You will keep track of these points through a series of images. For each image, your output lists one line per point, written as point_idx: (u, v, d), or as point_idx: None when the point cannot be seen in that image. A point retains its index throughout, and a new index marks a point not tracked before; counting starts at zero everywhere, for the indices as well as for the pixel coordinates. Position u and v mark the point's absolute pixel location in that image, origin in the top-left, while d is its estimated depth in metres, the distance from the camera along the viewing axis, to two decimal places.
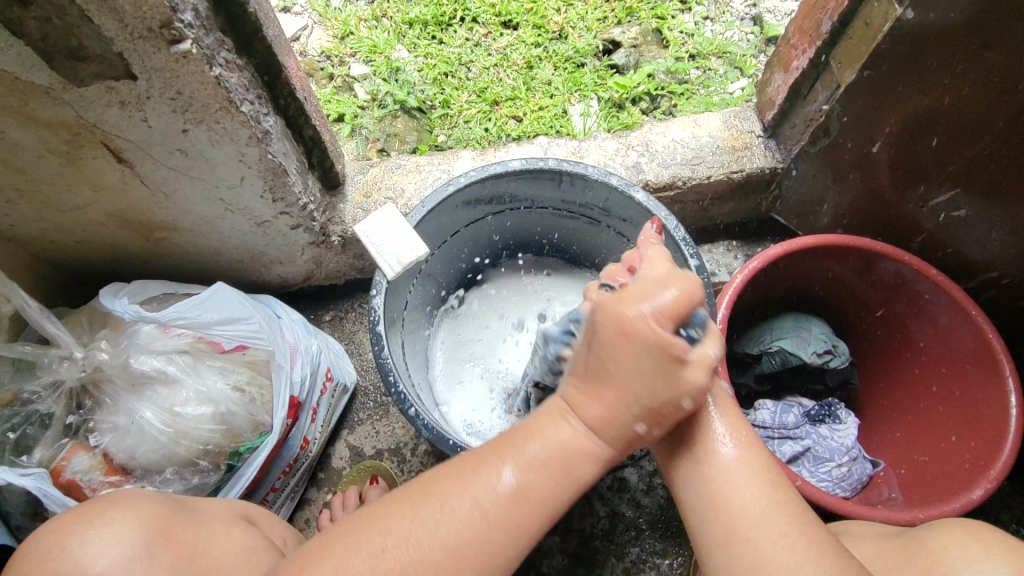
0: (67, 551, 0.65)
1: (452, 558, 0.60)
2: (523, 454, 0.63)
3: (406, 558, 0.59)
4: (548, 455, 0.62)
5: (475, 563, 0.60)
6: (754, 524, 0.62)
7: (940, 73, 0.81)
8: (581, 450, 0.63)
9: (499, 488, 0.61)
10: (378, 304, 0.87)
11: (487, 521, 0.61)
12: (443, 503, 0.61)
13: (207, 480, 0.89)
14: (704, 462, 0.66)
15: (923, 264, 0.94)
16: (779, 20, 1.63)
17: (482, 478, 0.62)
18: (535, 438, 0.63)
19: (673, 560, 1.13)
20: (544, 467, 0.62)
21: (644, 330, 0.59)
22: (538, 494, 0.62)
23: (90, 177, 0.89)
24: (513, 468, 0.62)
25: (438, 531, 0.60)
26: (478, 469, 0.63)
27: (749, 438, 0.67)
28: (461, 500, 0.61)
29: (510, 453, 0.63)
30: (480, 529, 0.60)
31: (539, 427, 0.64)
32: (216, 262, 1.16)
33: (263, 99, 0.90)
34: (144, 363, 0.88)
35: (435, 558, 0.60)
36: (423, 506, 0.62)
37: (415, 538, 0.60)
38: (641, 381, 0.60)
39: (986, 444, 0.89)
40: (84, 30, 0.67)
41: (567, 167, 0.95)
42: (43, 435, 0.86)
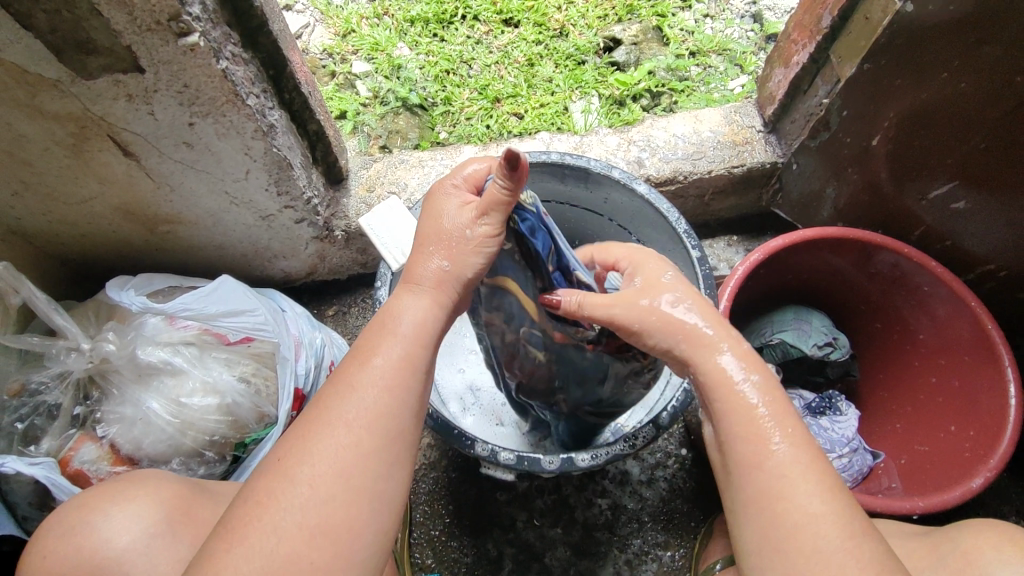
0: (92, 527, 0.68)
1: (350, 443, 0.59)
2: (385, 343, 0.64)
3: (310, 464, 0.58)
4: (406, 331, 0.65)
5: (379, 444, 0.60)
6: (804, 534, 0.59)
7: (939, 66, 0.82)
8: (432, 316, 0.67)
9: (377, 366, 0.62)
10: (383, 295, 0.89)
11: (369, 399, 0.61)
12: (326, 407, 0.61)
13: (213, 471, 0.90)
14: (750, 468, 0.62)
15: (921, 255, 0.95)
16: (779, 18, 1.64)
17: (352, 379, 0.62)
18: (392, 327, 0.65)
19: (675, 552, 1.14)
20: (407, 343, 0.64)
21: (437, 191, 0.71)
22: (407, 366, 0.63)
23: (97, 170, 0.90)
24: (378, 353, 0.63)
25: (338, 427, 0.60)
26: (346, 371, 0.63)
27: (805, 439, 0.63)
28: (344, 393, 0.61)
29: (372, 351, 0.63)
30: (371, 406, 0.60)
31: (394, 309, 0.66)
32: (221, 256, 1.17)
33: (269, 94, 0.91)
34: (150, 354, 0.89)
35: (340, 451, 0.59)
36: (313, 416, 0.61)
37: (316, 445, 0.59)
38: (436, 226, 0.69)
39: (984, 434, 0.90)
40: (93, 23, 0.68)
41: (570, 160, 0.96)
42: (50, 426, 0.86)
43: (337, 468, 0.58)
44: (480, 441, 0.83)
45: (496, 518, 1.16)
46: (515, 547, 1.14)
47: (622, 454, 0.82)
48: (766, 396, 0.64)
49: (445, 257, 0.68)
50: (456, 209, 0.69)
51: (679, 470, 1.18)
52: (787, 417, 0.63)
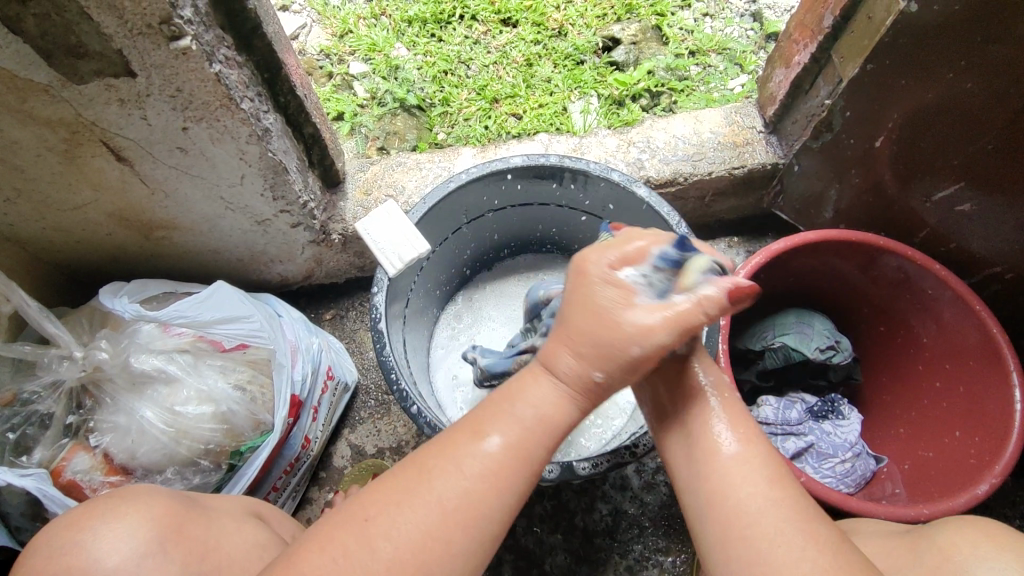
0: (81, 546, 0.66)
1: (441, 528, 0.57)
2: (498, 421, 0.61)
3: (391, 539, 0.57)
4: (527, 416, 0.61)
5: (465, 530, 0.58)
6: (752, 516, 0.59)
7: (944, 66, 0.81)
8: (558, 413, 0.61)
9: (484, 450, 0.59)
10: (380, 301, 0.87)
11: (472, 481, 0.58)
12: (424, 476, 0.59)
13: (208, 480, 0.89)
14: (700, 454, 0.63)
15: (925, 258, 0.94)
16: (779, 16, 1.63)
17: (458, 457, 0.59)
18: (518, 404, 0.61)
19: (676, 558, 1.13)
20: (524, 429, 0.60)
21: (596, 269, 0.61)
22: (519, 450, 0.60)
23: (89, 176, 0.89)
24: (493, 430, 0.60)
25: (431, 503, 0.58)
26: (455, 440, 0.60)
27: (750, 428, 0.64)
28: (445, 469, 0.59)
29: (486, 429, 0.60)
30: (465, 492, 0.58)
31: (515, 390, 0.63)
32: (217, 260, 1.15)
33: (263, 97, 0.90)
34: (143, 362, 0.87)
35: (424, 530, 0.57)
36: (405, 482, 0.59)
37: (402, 519, 0.57)
38: (592, 323, 0.60)
39: (990, 440, 0.89)
40: (83, 26, 0.67)
41: (569, 163, 0.94)
42: (42, 435, 0.85)
43: (410, 548, 0.57)
44: None
45: None
46: (514, 553, 1.13)
47: (622, 461, 0.80)
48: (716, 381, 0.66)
49: (601, 370, 0.60)
50: (616, 301, 0.59)
51: None
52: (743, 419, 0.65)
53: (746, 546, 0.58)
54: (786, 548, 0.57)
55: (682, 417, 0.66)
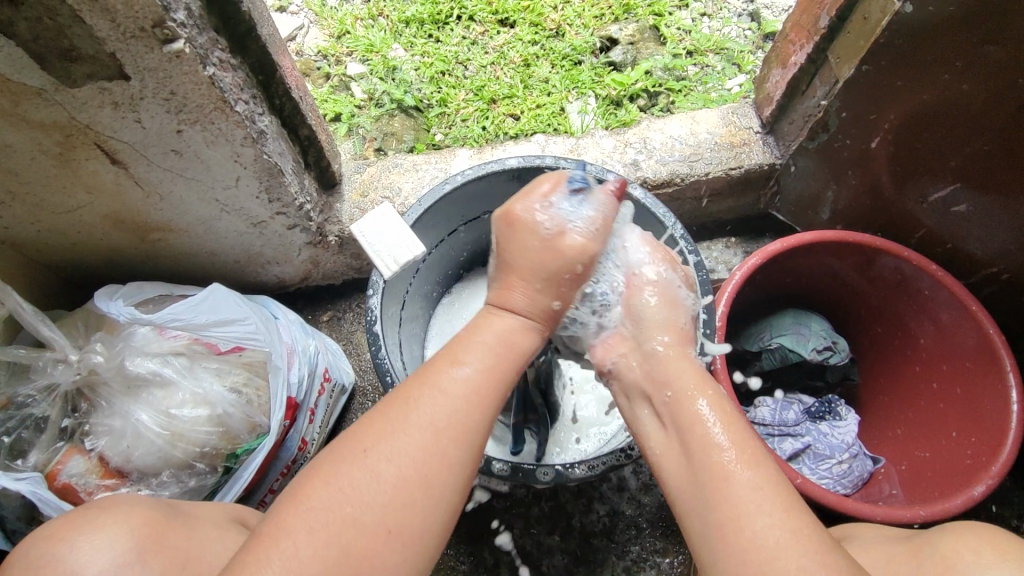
0: (57, 558, 0.66)
1: (434, 450, 0.59)
2: (470, 348, 0.64)
3: (392, 462, 0.58)
4: (493, 340, 0.65)
5: (458, 449, 0.59)
6: (761, 544, 0.56)
7: (939, 66, 0.80)
8: (524, 337, 0.66)
9: (465, 373, 0.62)
10: (374, 303, 0.88)
11: (459, 402, 0.61)
12: (411, 402, 0.60)
13: (204, 483, 0.89)
14: (707, 486, 0.60)
15: (923, 259, 0.93)
16: (777, 16, 1.63)
17: (439, 377, 0.62)
18: (481, 329, 0.65)
19: (673, 559, 1.12)
20: (494, 352, 0.64)
21: (523, 214, 0.68)
22: (495, 371, 0.63)
23: (84, 179, 0.89)
24: (465, 357, 0.63)
25: (420, 429, 0.59)
26: (431, 369, 0.63)
27: (756, 450, 0.62)
28: (431, 393, 0.61)
29: (461, 353, 0.63)
30: (454, 412, 0.60)
31: (481, 323, 0.66)
32: (214, 262, 1.15)
33: (258, 99, 0.90)
34: (139, 365, 0.88)
35: (422, 453, 0.58)
36: (394, 409, 0.60)
37: (399, 443, 0.58)
38: (533, 257, 0.67)
39: (986, 442, 0.89)
40: (76, 30, 0.67)
41: (564, 164, 0.94)
42: (37, 438, 0.85)
43: (411, 472, 0.58)
44: None
45: (493, 526, 1.15)
46: (512, 555, 1.13)
47: (618, 463, 0.80)
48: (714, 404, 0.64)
49: (558, 297, 0.68)
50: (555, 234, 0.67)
51: None
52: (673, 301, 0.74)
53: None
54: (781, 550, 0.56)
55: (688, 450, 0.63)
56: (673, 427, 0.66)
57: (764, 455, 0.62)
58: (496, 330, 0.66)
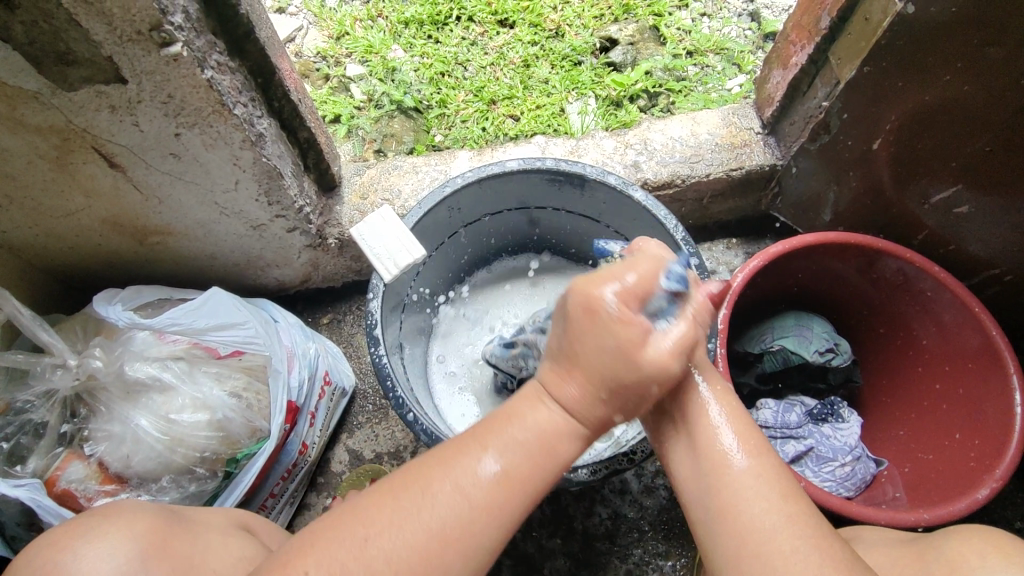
0: (60, 567, 0.65)
1: (437, 546, 0.58)
2: (500, 440, 0.61)
3: (389, 562, 0.57)
4: (527, 437, 0.61)
5: (461, 555, 0.58)
6: (761, 531, 0.58)
7: (941, 67, 0.80)
8: (563, 444, 0.62)
9: (483, 472, 0.60)
10: (375, 307, 0.87)
11: (473, 505, 0.59)
12: (426, 491, 0.59)
13: (204, 488, 0.88)
14: (709, 474, 0.62)
15: (925, 261, 0.93)
16: (777, 16, 1.62)
17: (461, 468, 0.60)
18: (515, 423, 0.62)
19: (676, 562, 1.12)
20: (528, 451, 0.61)
21: (608, 310, 0.59)
22: (520, 475, 0.60)
23: (82, 183, 0.88)
24: (497, 453, 0.60)
25: (423, 523, 0.58)
26: (458, 461, 0.60)
27: (757, 440, 0.63)
28: (444, 482, 0.60)
29: (493, 443, 0.61)
30: (463, 516, 0.59)
31: (519, 413, 0.63)
32: (214, 266, 1.15)
33: (257, 102, 0.89)
34: (138, 370, 0.87)
35: (423, 548, 0.58)
36: (405, 500, 0.59)
37: (399, 533, 0.58)
38: (610, 363, 0.59)
39: (990, 444, 0.88)
40: (73, 33, 0.66)
41: (565, 166, 0.94)
42: (37, 444, 0.85)
43: (406, 561, 0.57)
44: None
45: None
46: (514, 558, 1.13)
47: (621, 467, 0.80)
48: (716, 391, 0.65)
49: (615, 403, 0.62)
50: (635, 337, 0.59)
51: None
52: None
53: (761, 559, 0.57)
54: (785, 554, 0.56)
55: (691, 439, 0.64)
56: (686, 438, 0.65)
57: (766, 447, 0.63)
58: (530, 428, 0.62)
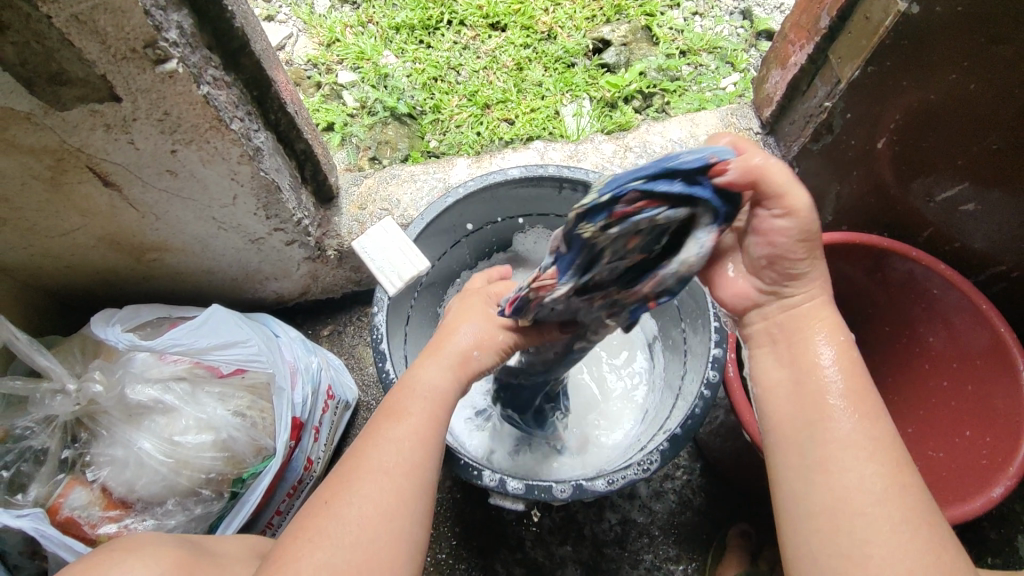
0: None
1: (395, 485, 0.62)
2: (406, 402, 0.67)
3: (357, 508, 0.60)
4: (429, 391, 0.68)
5: (416, 488, 0.63)
6: (865, 539, 0.56)
7: (947, 66, 0.80)
8: (451, 382, 0.69)
9: (406, 415, 0.66)
10: (380, 320, 0.86)
11: (401, 449, 0.64)
12: (362, 453, 0.64)
13: (210, 509, 0.86)
14: (817, 461, 0.60)
15: (930, 258, 0.95)
16: (769, 14, 1.62)
17: (382, 432, 0.65)
18: (414, 386, 0.68)
19: (687, 566, 1.11)
20: (431, 401, 0.67)
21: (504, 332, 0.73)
22: (431, 417, 0.67)
23: (77, 202, 0.86)
24: (405, 412, 0.66)
25: (371, 478, 0.62)
26: (377, 426, 0.66)
27: (883, 438, 0.60)
28: (377, 440, 0.64)
29: (398, 410, 0.66)
30: (403, 459, 0.63)
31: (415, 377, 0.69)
32: (211, 281, 1.13)
33: (254, 115, 0.88)
34: (140, 393, 0.86)
35: (383, 492, 0.61)
36: (348, 466, 0.63)
37: (357, 489, 0.61)
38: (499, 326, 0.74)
39: (1001, 440, 0.89)
40: (64, 53, 0.65)
41: (567, 173, 0.93)
42: (38, 471, 0.83)
43: (374, 510, 0.60)
44: (488, 470, 0.79)
45: (504, 539, 1.13)
46: (525, 568, 1.12)
47: (637, 478, 0.79)
48: (852, 386, 0.62)
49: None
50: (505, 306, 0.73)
51: (688, 482, 1.15)
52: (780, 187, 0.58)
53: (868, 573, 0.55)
54: None
55: (809, 421, 0.62)
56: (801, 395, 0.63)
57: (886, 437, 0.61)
58: (421, 390, 0.69)
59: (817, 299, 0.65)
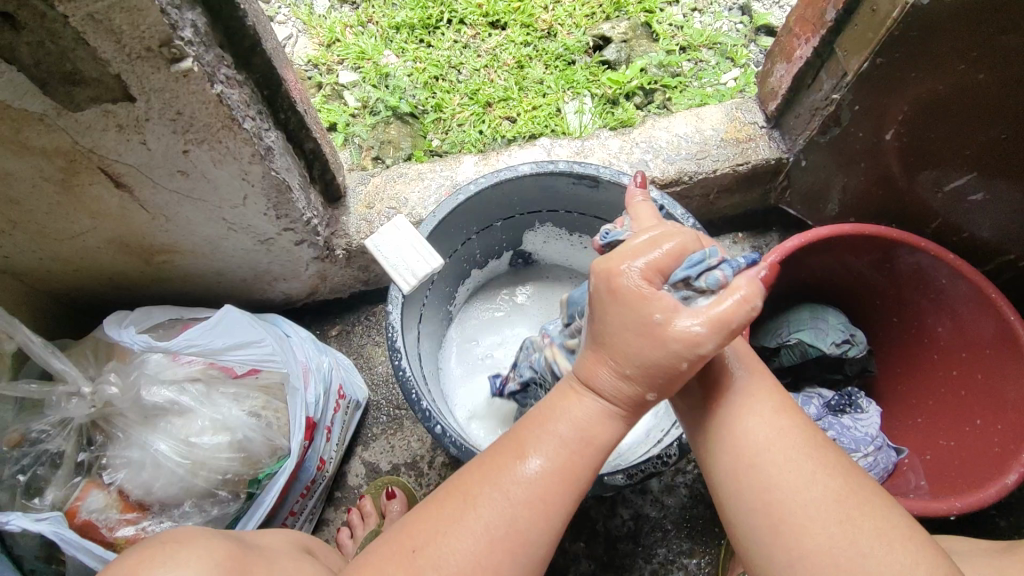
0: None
1: (489, 555, 0.59)
2: (541, 441, 0.61)
3: (463, 553, 0.59)
4: (571, 436, 0.61)
5: (512, 561, 0.59)
6: (777, 482, 0.61)
7: (956, 57, 0.80)
8: (603, 426, 0.62)
9: (528, 472, 0.60)
10: (395, 318, 0.85)
11: (523, 503, 0.60)
12: (469, 504, 0.61)
13: (227, 510, 0.86)
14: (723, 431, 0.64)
15: (940, 249, 0.94)
16: (768, 8, 1.63)
17: (506, 474, 0.61)
18: (558, 422, 0.62)
19: (700, 560, 1.12)
20: (568, 447, 0.61)
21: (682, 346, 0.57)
22: (566, 470, 0.61)
23: (88, 204, 0.86)
24: (535, 453, 0.61)
25: (483, 528, 0.59)
26: (501, 463, 0.61)
27: (770, 386, 0.67)
28: (490, 495, 0.60)
29: (529, 450, 0.61)
30: (521, 514, 0.60)
31: (562, 408, 0.62)
32: (220, 282, 1.13)
33: (264, 115, 0.87)
34: (156, 394, 0.85)
35: (472, 559, 0.59)
36: (450, 516, 0.61)
37: (449, 549, 0.59)
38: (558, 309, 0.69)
39: (1012, 428, 0.89)
40: (79, 53, 0.64)
41: (578, 168, 0.93)
42: (54, 474, 0.83)
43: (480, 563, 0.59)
44: None
45: None
46: None
47: (655, 471, 0.79)
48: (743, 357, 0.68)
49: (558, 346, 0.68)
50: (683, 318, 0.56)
51: (699, 476, 1.16)
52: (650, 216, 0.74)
53: (784, 513, 0.60)
54: None
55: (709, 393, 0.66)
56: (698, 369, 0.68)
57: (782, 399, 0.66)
58: (566, 432, 0.61)
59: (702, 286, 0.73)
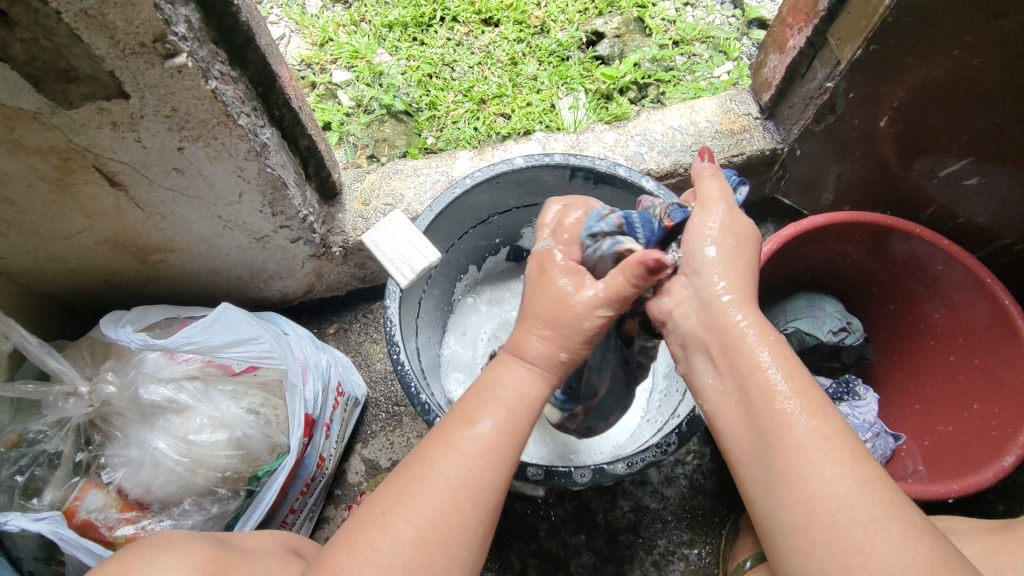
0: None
1: (452, 509, 0.60)
2: (485, 405, 0.65)
3: (427, 510, 0.60)
4: (511, 397, 0.66)
5: (473, 512, 0.61)
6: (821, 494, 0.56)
7: (949, 43, 0.80)
8: (536, 387, 0.68)
9: (479, 432, 0.63)
10: (394, 312, 0.86)
11: (476, 459, 0.62)
12: (428, 465, 0.62)
13: (227, 508, 0.86)
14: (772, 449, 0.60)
15: (935, 235, 0.94)
16: (759, 2, 1.63)
17: (456, 437, 0.63)
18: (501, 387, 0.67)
19: (701, 550, 1.12)
20: (512, 409, 0.66)
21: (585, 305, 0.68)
22: (512, 428, 0.65)
23: (82, 203, 0.85)
24: (483, 415, 0.65)
25: (443, 484, 0.61)
26: (449, 428, 0.64)
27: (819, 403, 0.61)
28: (447, 454, 0.62)
29: (476, 412, 0.65)
30: (474, 468, 0.62)
31: (499, 377, 0.68)
32: (215, 281, 1.12)
33: (259, 111, 0.87)
34: (154, 392, 0.85)
35: (438, 512, 0.60)
36: (412, 475, 0.62)
37: (412, 506, 0.60)
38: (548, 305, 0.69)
39: (1009, 412, 0.90)
40: (72, 49, 0.64)
41: (574, 161, 0.93)
42: (52, 475, 0.83)
43: (443, 515, 0.60)
44: None
45: (518, 530, 1.13)
46: (540, 557, 1.12)
47: (655, 459, 0.79)
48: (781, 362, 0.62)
49: (566, 348, 0.69)
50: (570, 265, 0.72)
51: (699, 466, 1.16)
52: (740, 225, 0.69)
53: (831, 533, 0.55)
54: None
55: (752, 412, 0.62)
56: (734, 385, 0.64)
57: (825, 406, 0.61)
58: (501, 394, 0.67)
59: (738, 293, 0.66)
